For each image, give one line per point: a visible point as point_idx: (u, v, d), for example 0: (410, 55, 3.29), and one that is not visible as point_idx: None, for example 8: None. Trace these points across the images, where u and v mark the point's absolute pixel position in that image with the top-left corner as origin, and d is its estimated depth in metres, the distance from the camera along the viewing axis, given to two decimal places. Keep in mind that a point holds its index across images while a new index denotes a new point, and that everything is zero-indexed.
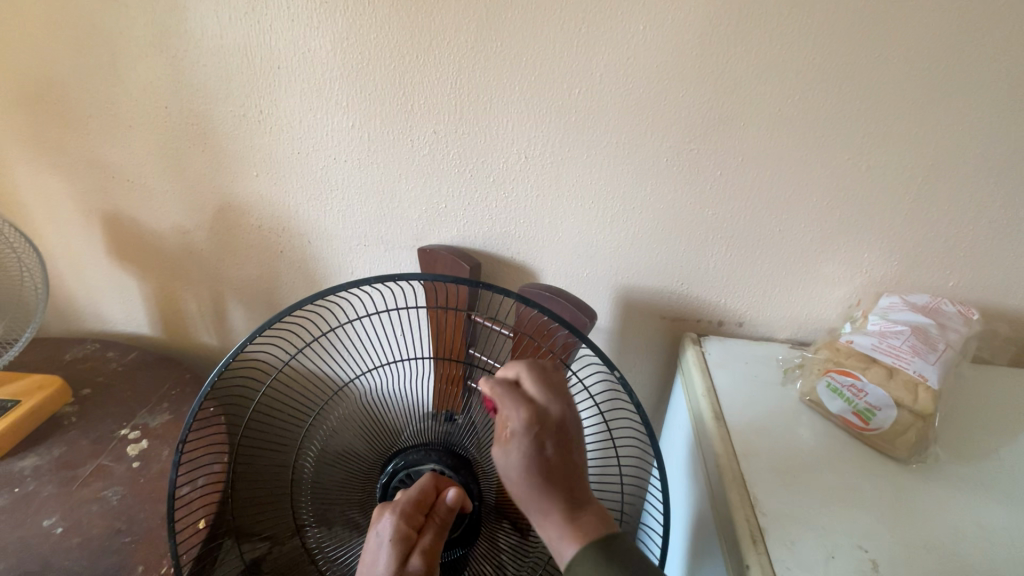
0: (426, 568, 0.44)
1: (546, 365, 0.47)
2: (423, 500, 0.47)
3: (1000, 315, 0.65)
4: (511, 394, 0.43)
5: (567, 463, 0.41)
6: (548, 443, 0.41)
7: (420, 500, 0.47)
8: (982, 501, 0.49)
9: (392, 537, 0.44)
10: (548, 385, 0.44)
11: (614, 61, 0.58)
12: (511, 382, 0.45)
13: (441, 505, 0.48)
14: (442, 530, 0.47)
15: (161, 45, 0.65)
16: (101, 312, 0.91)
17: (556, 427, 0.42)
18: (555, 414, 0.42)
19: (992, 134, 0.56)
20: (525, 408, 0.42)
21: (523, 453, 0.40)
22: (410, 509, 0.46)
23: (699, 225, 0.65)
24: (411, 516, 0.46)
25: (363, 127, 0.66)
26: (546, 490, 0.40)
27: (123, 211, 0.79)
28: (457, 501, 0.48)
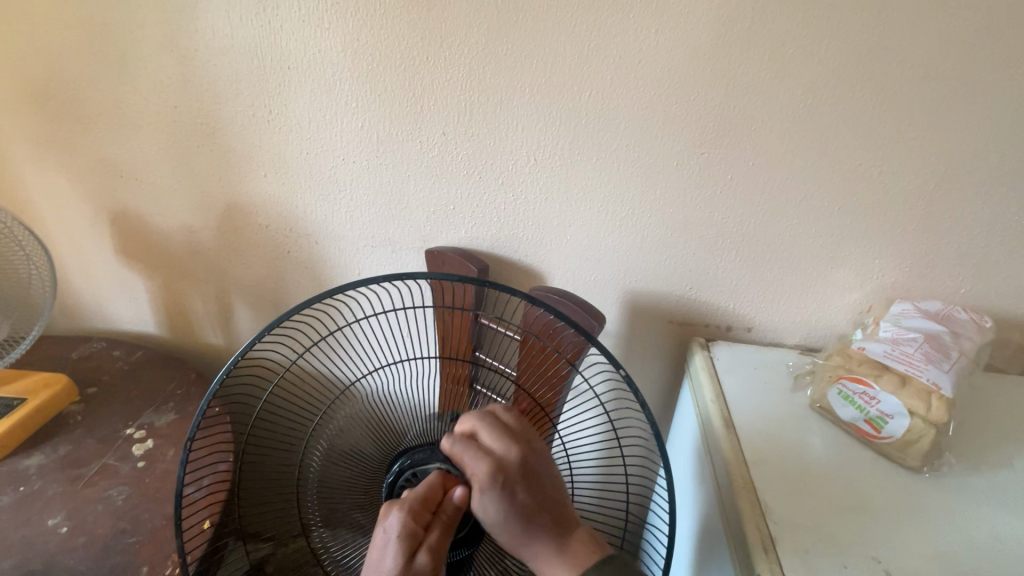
0: (432, 568, 0.43)
1: (499, 410, 0.47)
2: (431, 497, 0.47)
3: (1012, 324, 0.64)
4: (469, 451, 0.44)
5: (536, 503, 0.42)
6: (517, 487, 0.42)
7: (427, 499, 0.46)
8: (996, 512, 0.48)
9: (397, 536, 0.44)
10: (505, 433, 0.45)
11: (625, 64, 0.57)
12: (463, 442, 0.44)
13: (449, 503, 0.47)
14: (450, 528, 0.46)
15: (172, 45, 0.65)
16: (107, 311, 0.91)
17: (516, 475, 0.42)
18: (510, 461, 0.43)
19: (1006, 140, 0.55)
20: (483, 458, 0.43)
21: (494, 508, 0.41)
22: (418, 507, 0.46)
23: (709, 229, 0.65)
24: (418, 514, 0.45)
25: (371, 127, 0.66)
26: (528, 532, 0.42)
27: (131, 210, 0.79)
28: (466, 498, 0.47)
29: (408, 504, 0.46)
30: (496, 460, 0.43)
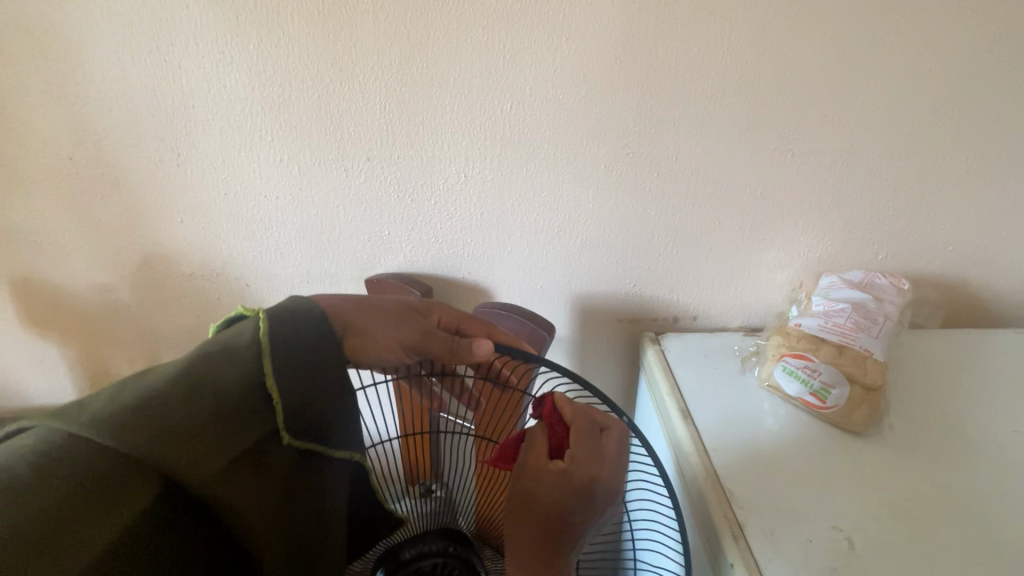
0: (483, 356, 0.46)
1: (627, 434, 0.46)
2: (429, 333, 0.46)
3: (926, 281, 0.69)
4: (584, 434, 0.44)
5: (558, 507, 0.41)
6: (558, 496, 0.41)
7: (425, 332, 0.46)
8: (937, 463, 0.51)
9: (381, 329, 0.45)
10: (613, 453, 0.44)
11: (541, 74, 0.58)
12: (588, 424, 0.45)
13: (468, 348, 0.46)
14: (455, 350, 0.46)
15: (57, 92, 0.60)
16: (17, 387, 0.82)
17: (570, 473, 0.41)
18: (591, 468, 0.42)
19: (894, 117, 0.60)
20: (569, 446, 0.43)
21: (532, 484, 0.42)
22: (415, 314, 0.47)
23: (644, 224, 0.66)
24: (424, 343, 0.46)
25: (292, 160, 0.63)
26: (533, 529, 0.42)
27: (33, 276, 0.73)
28: (481, 349, 0.46)
29: (397, 317, 0.46)
30: (577, 460, 0.42)
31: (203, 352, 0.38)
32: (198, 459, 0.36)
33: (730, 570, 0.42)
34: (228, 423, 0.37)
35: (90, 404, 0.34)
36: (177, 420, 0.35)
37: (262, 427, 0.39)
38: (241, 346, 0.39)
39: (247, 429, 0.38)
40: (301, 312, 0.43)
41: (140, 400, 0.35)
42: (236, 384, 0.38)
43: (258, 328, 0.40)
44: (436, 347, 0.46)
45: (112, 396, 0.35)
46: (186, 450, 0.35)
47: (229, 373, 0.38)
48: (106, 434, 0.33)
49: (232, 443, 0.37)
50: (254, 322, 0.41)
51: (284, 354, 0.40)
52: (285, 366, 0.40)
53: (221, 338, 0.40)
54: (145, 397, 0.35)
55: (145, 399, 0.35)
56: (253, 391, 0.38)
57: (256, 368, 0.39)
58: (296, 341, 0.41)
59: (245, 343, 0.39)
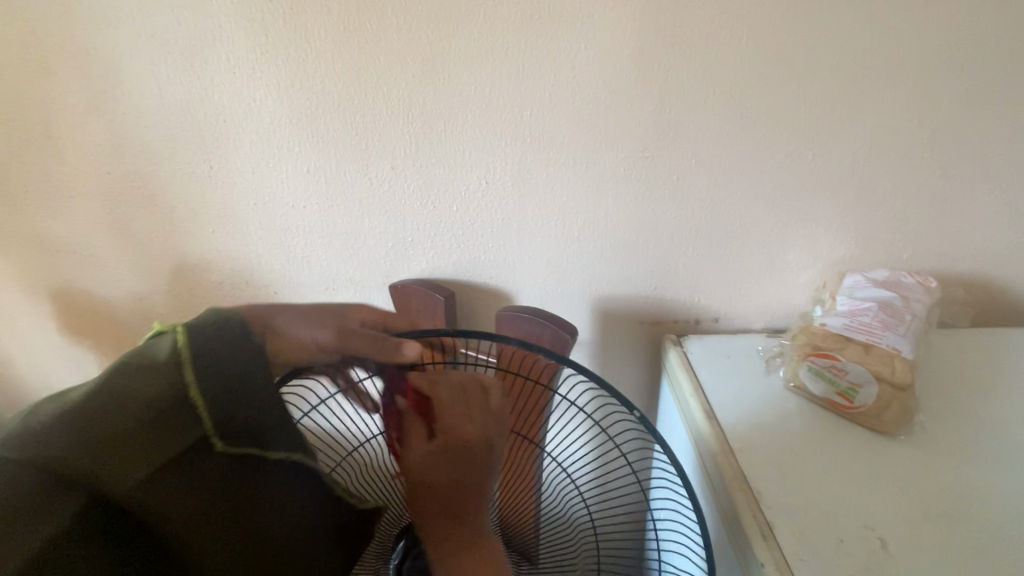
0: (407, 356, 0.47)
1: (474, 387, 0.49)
2: (350, 332, 0.48)
3: (954, 279, 0.68)
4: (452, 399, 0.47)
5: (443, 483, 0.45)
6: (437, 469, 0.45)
7: (343, 332, 0.48)
8: (971, 464, 0.50)
9: (299, 333, 0.47)
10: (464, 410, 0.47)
11: (561, 81, 0.59)
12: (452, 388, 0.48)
13: (392, 348, 0.47)
14: (379, 352, 0.47)
15: (99, 110, 0.63)
16: (57, 393, 0.85)
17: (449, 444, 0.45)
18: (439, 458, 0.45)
19: (917, 114, 0.60)
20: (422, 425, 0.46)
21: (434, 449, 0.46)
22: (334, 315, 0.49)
23: (664, 227, 0.66)
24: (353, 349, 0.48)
25: (319, 170, 0.65)
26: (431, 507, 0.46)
27: (73, 286, 0.76)
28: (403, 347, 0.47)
29: (323, 323, 0.48)
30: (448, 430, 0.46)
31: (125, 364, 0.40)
32: (121, 468, 0.37)
33: (759, 570, 0.42)
34: (158, 427, 0.39)
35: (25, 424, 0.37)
36: (101, 427, 0.37)
37: (190, 434, 0.40)
38: (159, 356, 0.40)
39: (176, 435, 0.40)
40: (223, 322, 0.42)
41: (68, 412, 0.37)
42: (161, 387, 0.39)
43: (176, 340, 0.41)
44: (357, 343, 0.48)
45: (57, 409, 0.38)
46: (111, 456, 0.37)
47: (146, 384, 0.39)
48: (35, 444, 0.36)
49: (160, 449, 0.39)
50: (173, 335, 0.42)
51: (206, 365, 0.40)
52: (207, 372, 0.40)
53: (141, 352, 0.41)
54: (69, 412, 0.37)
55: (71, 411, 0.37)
56: (175, 398, 0.40)
57: (177, 376, 0.40)
58: (225, 350, 0.41)
59: (164, 357, 0.40)
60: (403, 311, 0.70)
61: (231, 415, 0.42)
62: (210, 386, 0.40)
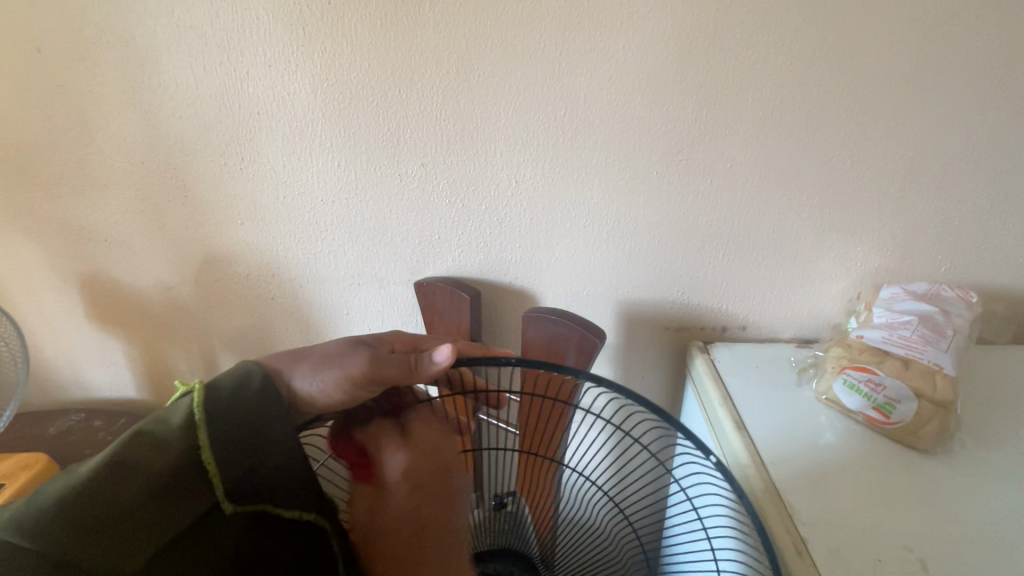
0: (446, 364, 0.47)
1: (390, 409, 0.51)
2: (382, 360, 0.49)
3: (996, 295, 0.67)
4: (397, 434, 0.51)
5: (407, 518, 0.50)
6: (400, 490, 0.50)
7: (374, 360, 0.48)
8: (1014, 485, 0.48)
9: (326, 373, 0.48)
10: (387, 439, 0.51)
11: (597, 80, 0.58)
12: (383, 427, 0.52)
13: (423, 361, 0.48)
14: (414, 365, 0.49)
15: (134, 100, 0.64)
16: (83, 379, 0.86)
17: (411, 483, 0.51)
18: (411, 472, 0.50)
19: (965, 123, 0.58)
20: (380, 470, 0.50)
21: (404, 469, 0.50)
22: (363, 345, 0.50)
23: (696, 230, 0.65)
24: (380, 366, 0.48)
25: (348, 165, 0.65)
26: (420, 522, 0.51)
27: (103, 274, 0.76)
28: (445, 354, 0.47)
29: (339, 354, 0.49)
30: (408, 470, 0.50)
31: (144, 433, 0.40)
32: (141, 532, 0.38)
33: None
34: (177, 490, 0.40)
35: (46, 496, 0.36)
36: (120, 508, 0.37)
37: (198, 505, 0.41)
38: (174, 425, 0.41)
39: (197, 498, 0.41)
40: (245, 378, 0.45)
41: (98, 473, 0.37)
42: (184, 451, 0.40)
43: (193, 402, 0.42)
44: (394, 371, 0.49)
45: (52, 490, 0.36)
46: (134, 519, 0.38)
47: (163, 457, 0.39)
48: (72, 503, 0.36)
49: (167, 526, 0.39)
50: (190, 399, 0.43)
51: (226, 423, 0.42)
52: (222, 437, 0.42)
53: (155, 417, 0.42)
54: (98, 477, 0.37)
55: (101, 472, 0.37)
56: (190, 466, 0.41)
57: (192, 444, 0.41)
58: (244, 412, 0.43)
59: (180, 422, 0.41)
60: (427, 309, 0.70)
61: (242, 477, 0.44)
62: (229, 442, 0.42)
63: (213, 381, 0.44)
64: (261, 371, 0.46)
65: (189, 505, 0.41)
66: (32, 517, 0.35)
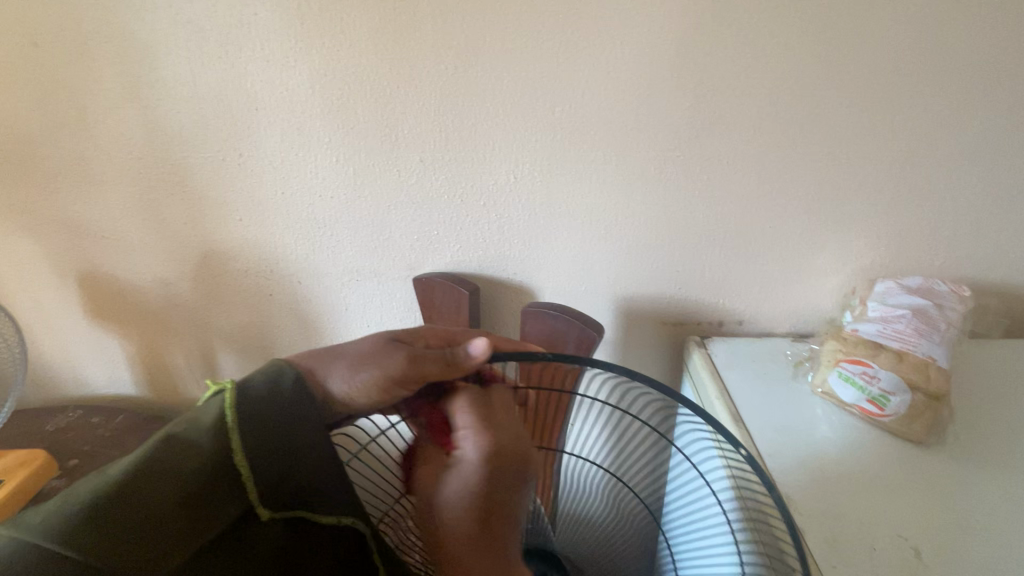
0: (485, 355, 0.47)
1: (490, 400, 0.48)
2: (419, 358, 0.48)
3: (987, 288, 0.67)
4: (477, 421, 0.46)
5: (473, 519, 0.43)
6: (489, 475, 0.44)
7: (413, 357, 0.48)
8: (1005, 475, 0.49)
9: (362, 374, 0.48)
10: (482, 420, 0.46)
11: (595, 76, 0.58)
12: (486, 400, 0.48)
13: (461, 355, 0.47)
14: (451, 360, 0.48)
15: (132, 96, 0.63)
16: (81, 376, 0.86)
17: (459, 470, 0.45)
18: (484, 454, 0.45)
19: (957, 119, 0.59)
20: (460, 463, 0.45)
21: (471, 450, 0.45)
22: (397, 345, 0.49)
23: (693, 226, 0.66)
24: (418, 363, 0.48)
25: (348, 161, 0.65)
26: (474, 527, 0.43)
27: (100, 270, 0.76)
28: (483, 346, 0.47)
29: (375, 355, 0.48)
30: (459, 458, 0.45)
31: (173, 433, 0.40)
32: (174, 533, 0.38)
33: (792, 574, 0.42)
34: (207, 492, 0.39)
35: (80, 492, 0.36)
36: (151, 509, 0.37)
37: (232, 507, 0.41)
38: (206, 425, 0.41)
39: (229, 500, 0.41)
40: (278, 379, 0.45)
41: (130, 472, 0.37)
42: (212, 453, 0.40)
43: (223, 402, 0.42)
44: (432, 368, 0.48)
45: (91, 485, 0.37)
46: (165, 520, 0.37)
47: (192, 459, 0.39)
48: (105, 501, 0.36)
49: (204, 526, 0.39)
50: (219, 399, 0.42)
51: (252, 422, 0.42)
52: (254, 438, 0.41)
53: (188, 416, 0.42)
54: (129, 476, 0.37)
55: (131, 472, 0.37)
56: (220, 468, 0.40)
57: (224, 445, 0.40)
58: (276, 413, 0.43)
59: (210, 422, 0.41)
60: (426, 305, 0.70)
61: (274, 481, 0.43)
62: (257, 444, 0.41)
63: (248, 379, 0.44)
64: (294, 371, 0.46)
65: (221, 507, 0.40)
66: (67, 514, 0.35)
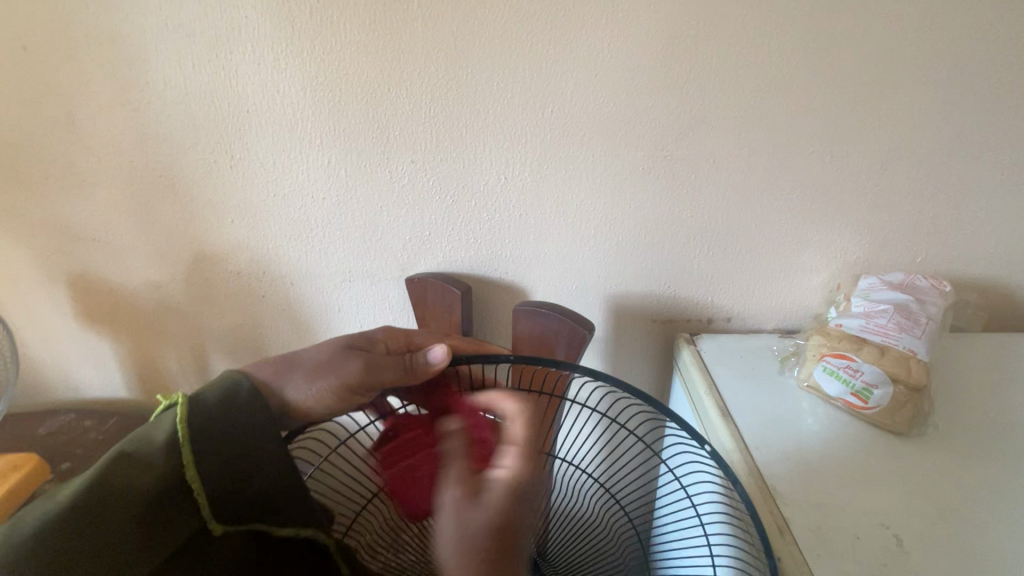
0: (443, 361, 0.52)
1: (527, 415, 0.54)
2: (377, 365, 0.52)
3: (968, 284, 0.69)
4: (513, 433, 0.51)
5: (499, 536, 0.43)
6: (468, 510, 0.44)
7: (369, 365, 0.52)
8: (984, 464, 0.51)
9: (319, 381, 0.50)
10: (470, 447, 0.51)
11: (584, 77, 0.59)
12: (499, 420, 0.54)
13: (419, 362, 0.53)
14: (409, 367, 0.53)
15: (122, 98, 0.64)
16: (72, 379, 0.86)
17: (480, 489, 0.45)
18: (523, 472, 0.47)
19: (936, 118, 0.60)
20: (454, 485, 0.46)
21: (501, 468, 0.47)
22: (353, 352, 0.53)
23: (681, 224, 0.67)
24: (375, 370, 0.52)
25: (339, 162, 0.65)
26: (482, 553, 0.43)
27: (91, 273, 0.76)
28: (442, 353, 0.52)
29: (334, 364, 0.52)
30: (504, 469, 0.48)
31: (128, 450, 0.41)
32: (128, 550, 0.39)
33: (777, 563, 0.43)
34: (160, 507, 0.41)
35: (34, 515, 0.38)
36: (103, 526, 0.38)
37: (189, 522, 0.42)
38: (156, 443, 0.42)
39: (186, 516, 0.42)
40: (232, 390, 0.46)
41: (81, 493, 0.38)
42: (163, 470, 0.41)
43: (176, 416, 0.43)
44: (388, 374, 0.52)
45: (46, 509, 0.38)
46: (117, 537, 0.39)
47: (143, 475, 0.40)
48: (58, 522, 0.37)
49: (163, 540, 0.41)
50: (173, 412, 0.44)
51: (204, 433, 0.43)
52: (206, 454, 0.42)
53: (139, 434, 0.43)
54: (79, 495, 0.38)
55: (82, 491, 0.38)
56: (177, 482, 0.42)
57: (177, 461, 0.42)
58: (227, 425, 0.44)
59: (161, 437, 0.42)
60: (418, 304, 0.70)
61: (227, 493, 0.44)
62: (206, 459, 0.42)
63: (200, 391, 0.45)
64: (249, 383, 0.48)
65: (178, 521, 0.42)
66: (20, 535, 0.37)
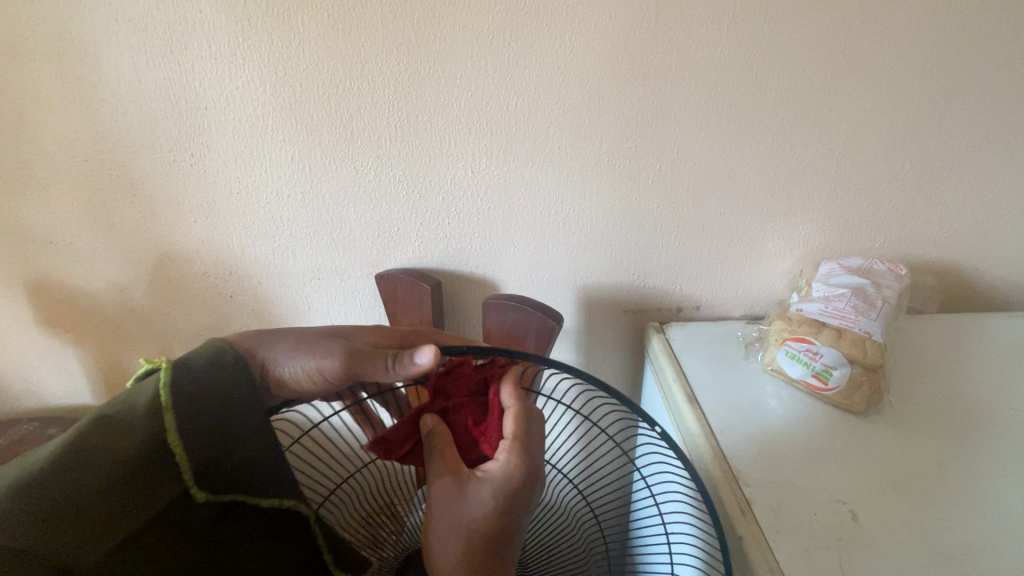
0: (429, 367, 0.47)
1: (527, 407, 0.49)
2: (359, 355, 0.50)
3: (923, 267, 0.71)
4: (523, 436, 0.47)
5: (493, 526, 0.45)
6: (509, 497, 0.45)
7: (353, 354, 0.50)
8: (936, 440, 0.53)
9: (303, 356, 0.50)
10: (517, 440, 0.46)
11: (546, 70, 0.59)
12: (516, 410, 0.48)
13: (403, 363, 0.48)
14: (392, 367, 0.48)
15: (74, 96, 0.62)
16: (34, 387, 0.84)
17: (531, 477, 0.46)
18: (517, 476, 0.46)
19: (889, 106, 0.62)
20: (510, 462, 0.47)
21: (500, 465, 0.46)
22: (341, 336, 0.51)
23: (647, 215, 0.67)
24: (358, 360, 0.49)
25: (303, 159, 0.64)
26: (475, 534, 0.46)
27: (49, 277, 0.74)
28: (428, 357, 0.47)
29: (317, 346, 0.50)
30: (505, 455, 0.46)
31: (110, 415, 0.41)
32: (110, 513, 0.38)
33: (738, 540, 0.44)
34: (144, 471, 0.40)
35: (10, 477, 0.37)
36: (86, 489, 0.38)
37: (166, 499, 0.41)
38: (134, 410, 0.41)
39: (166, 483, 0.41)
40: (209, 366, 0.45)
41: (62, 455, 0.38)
42: (148, 433, 0.40)
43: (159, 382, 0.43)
44: (368, 369, 0.49)
45: (19, 476, 0.37)
46: (100, 501, 0.38)
47: (128, 438, 0.40)
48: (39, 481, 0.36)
49: (144, 508, 0.40)
50: (155, 380, 0.43)
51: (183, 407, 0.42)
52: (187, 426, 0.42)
53: (120, 399, 0.42)
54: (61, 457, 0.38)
55: (66, 453, 0.38)
56: (158, 448, 0.41)
57: (156, 433, 0.41)
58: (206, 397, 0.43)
59: (144, 403, 0.42)
60: (390, 300, 0.70)
61: (209, 461, 0.43)
62: (190, 425, 0.42)
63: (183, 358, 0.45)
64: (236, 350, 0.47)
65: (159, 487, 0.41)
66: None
